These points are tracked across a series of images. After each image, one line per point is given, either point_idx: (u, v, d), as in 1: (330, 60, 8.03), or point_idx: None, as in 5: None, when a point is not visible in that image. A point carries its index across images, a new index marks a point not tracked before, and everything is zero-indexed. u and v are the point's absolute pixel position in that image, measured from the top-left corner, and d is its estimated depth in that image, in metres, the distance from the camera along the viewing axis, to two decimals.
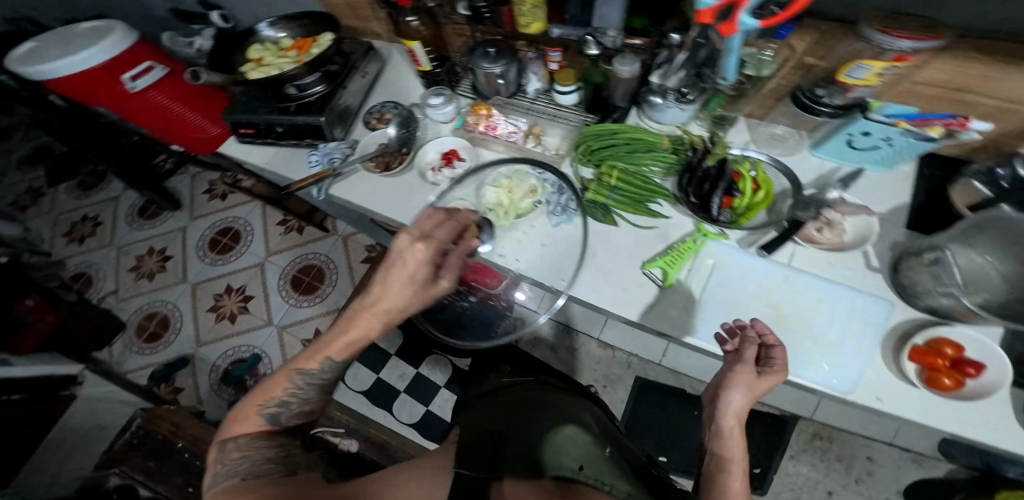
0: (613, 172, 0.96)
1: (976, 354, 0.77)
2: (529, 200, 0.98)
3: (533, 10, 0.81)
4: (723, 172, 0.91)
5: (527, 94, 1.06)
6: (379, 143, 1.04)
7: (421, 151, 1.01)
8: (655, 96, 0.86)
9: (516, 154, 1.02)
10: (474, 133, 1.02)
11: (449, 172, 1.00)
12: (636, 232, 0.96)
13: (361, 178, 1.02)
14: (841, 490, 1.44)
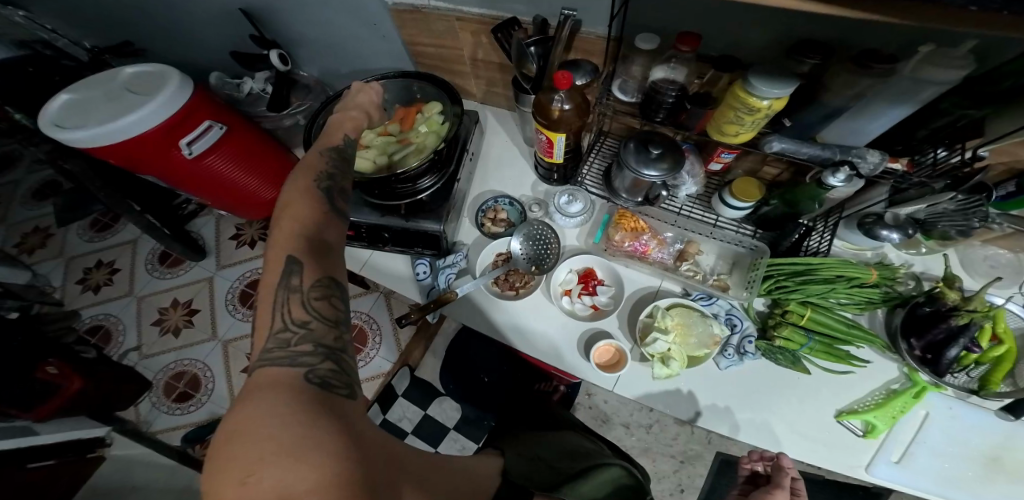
0: (805, 312, 0.73)
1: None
2: (705, 348, 0.74)
3: (757, 120, 0.55)
4: (962, 324, 0.64)
5: (676, 197, 0.81)
6: (497, 253, 0.83)
7: (555, 270, 0.81)
8: (893, 231, 0.69)
9: (666, 277, 0.80)
10: (619, 253, 0.81)
11: (587, 299, 0.81)
12: (837, 382, 0.73)
13: (481, 302, 0.80)
14: None
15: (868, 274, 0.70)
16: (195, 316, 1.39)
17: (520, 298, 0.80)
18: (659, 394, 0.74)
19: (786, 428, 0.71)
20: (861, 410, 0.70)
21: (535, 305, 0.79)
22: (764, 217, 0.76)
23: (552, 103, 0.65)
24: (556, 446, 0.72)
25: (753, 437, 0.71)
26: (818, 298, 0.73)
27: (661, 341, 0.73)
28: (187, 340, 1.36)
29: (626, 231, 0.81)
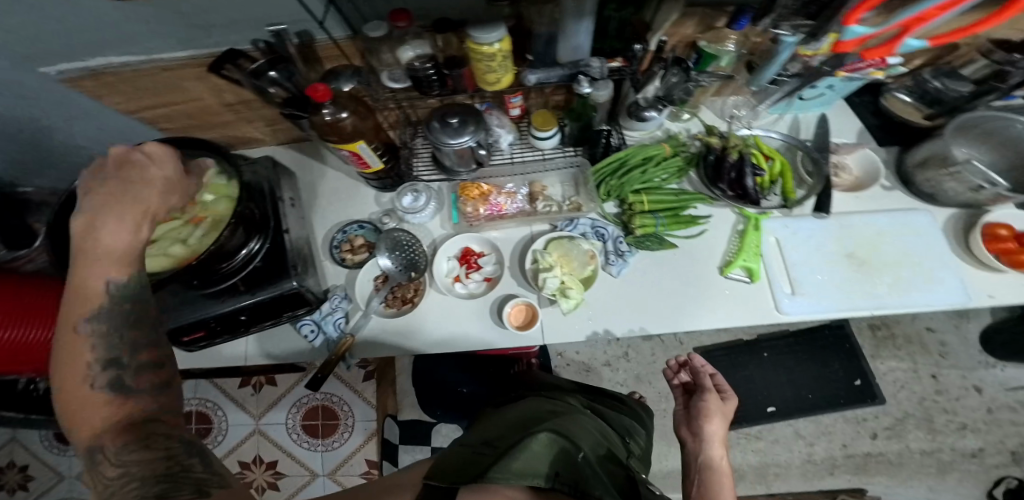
0: (645, 198, 0.82)
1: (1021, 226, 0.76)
2: (590, 267, 0.80)
3: (505, 61, 0.61)
4: (744, 159, 0.80)
5: (503, 149, 0.88)
6: (373, 279, 0.82)
7: (436, 264, 0.83)
8: (651, 111, 0.79)
9: (535, 222, 0.85)
10: (480, 223, 0.86)
11: (478, 276, 0.84)
12: (704, 246, 0.82)
13: (381, 326, 0.81)
14: (939, 369, 1.49)
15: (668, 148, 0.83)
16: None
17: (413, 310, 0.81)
18: (574, 327, 0.79)
19: (686, 306, 0.79)
20: (730, 260, 0.79)
21: (435, 306, 0.82)
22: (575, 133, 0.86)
23: (329, 118, 0.61)
24: (512, 425, 0.73)
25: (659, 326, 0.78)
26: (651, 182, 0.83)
27: (557, 281, 0.77)
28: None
29: (475, 201, 0.86)
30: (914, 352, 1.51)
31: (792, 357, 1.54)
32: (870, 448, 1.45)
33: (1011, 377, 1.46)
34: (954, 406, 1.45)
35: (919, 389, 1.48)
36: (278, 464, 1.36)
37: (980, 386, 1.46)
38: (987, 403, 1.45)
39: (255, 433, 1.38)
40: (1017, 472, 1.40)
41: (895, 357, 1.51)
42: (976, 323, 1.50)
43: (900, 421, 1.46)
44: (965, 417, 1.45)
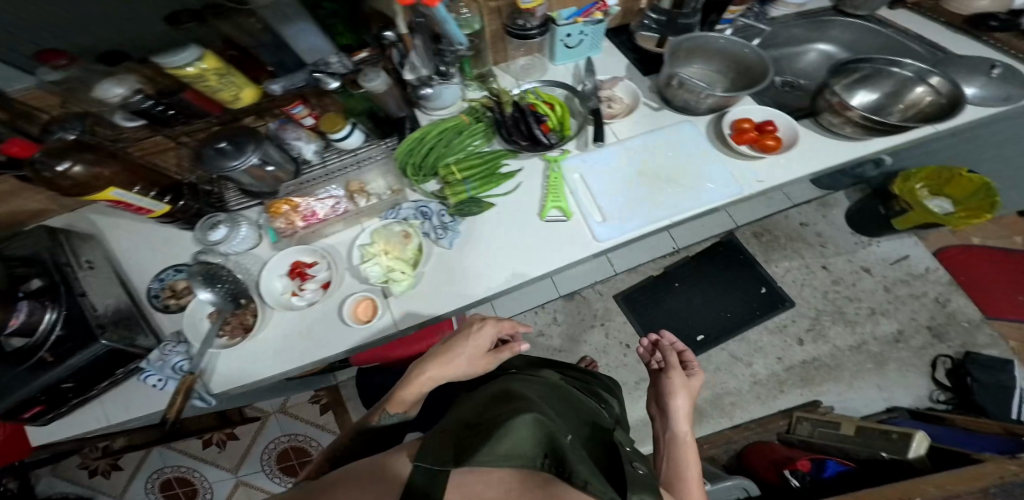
0: (453, 168, 0.91)
1: (759, 117, 0.95)
2: (412, 245, 0.86)
3: (223, 79, 0.70)
4: (524, 110, 0.93)
5: (311, 160, 0.92)
6: (205, 315, 0.85)
7: (266, 284, 0.86)
8: (428, 88, 0.90)
9: (363, 218, 0.90)
10: (304, 234, 0.89)
11: (315, 284, 0.87)
12: (515, 202, 0.92)
13: (234, 355, 0.83)
14: (827, 259, 1.60)
15: (461, 118, 0.95)
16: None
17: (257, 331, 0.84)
18: (417, 304, 0.86)
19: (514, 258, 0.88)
20: (546, 205, 0.90)
21: (281, 323, 0.85)
22: (370, 125, 0.93)
23: (59, 170, 0.65)
24: (479, 405, 0.62)
25: (489, 282, 0.86)
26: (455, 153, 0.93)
27: (377, 266, 0.84)
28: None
29: (286, 217, 0.88)
30: (800, 250, 1.62)
31: (701, 283, 1.63)
32: (803, 354, 1.51)
33: (887, 250, 1.60)
34: (855, 293, 1.56)
35: (818, 283, 1.58)
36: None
37: (867, 267, 1.58)
38: (881, 283, 1.56)
39: (239, 485, 1.56)
40: (946, 350, 1.49)
41: (786, 257, 1.61)
42: (838, 209, 1.66)
43: (815, 320, 1.54)
44: (870, 301, 1.55)
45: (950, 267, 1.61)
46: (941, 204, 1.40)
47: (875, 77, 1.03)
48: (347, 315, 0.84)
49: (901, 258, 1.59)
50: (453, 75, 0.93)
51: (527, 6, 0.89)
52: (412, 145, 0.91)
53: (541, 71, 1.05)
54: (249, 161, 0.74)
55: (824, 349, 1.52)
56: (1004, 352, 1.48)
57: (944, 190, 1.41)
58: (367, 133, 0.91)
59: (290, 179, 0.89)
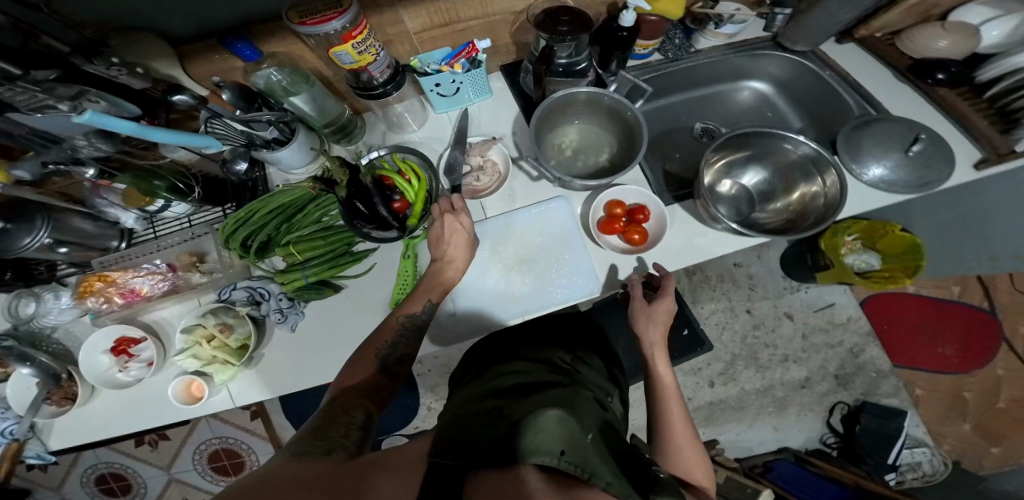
0: (291, 248, 0.86)
1: (633, 200, 0.89)
2: (239, 333, 0.83)
3: None
4: (372, 186, 0.85)
5: (138, 228, 0.88)
6: (32, 384, 0.82)
7: (88, 363, 0.81)
8: (239, 162, 0.85)
9: (198, 293, 0.87)
10: (124, 311, 0.85)
11: (139, 362, 0.83)
12: (360, 290, 0.90)
13: (62, 423, 0.82)
14: (753, 302, 1.55)
15: (302, 191, 0.85)
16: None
17: (84, 401, 0.83)
18: (251, 386, 0.85)
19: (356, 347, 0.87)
20: (394, 294, 0.88)
21: (110, 398, 0.83)
22: (191, 195, 0.83)
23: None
24: (511, 386, 0.59)
25: (327, 372, 0.86)
26: (290, 232, 0.86)
27: (191, 357, 0.82)
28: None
29: (102, 295, 0.85)
30: (728, 292, 1.56)
31: None
32: (711, 397, 1.51)
33: (815, 296, 1.54)
34: (773, 339, 1.53)
35: (739, 326, 1.54)
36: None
37: (790, 312, 1.54)
38: (800, 329, 1.53)
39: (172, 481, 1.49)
40: (846, 397, 1.49)
41: (712, 299, 1.55)
42: (774, 250, 1.56)
43: (729, 364, 1.53)
44: (785, 348, 1.53)
45: (874, 315, 1.54)
46: (867, 259, 1.31)
47: (766, 156, 0.93)
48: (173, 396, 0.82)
49: (825, 305, 1.54)
50: (295, 138, 0.79)
51: (351, 67, 0.74)
52: (235, 227, 0.84)
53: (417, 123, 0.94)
54: (43, 238, 0.77)
55: (733, 392, 1.51)
56: (902, 402, 1.49)
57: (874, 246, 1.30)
58: (191, 206, 0.86)
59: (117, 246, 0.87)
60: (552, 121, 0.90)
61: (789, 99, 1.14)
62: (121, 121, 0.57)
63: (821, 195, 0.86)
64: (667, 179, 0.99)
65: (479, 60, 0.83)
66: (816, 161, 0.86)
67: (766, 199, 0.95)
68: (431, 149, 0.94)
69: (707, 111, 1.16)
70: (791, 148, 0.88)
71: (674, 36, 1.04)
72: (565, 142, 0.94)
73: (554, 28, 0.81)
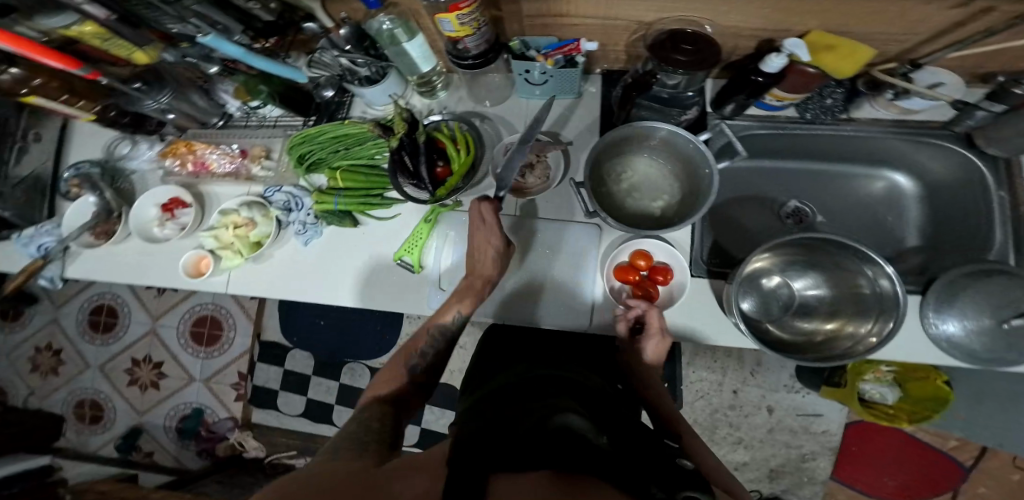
0: (336, 173, 0.91)
1: (661, 258, 0.81)
2: (259, 231, 0.91)
3: (107, 41, 0.70)
4: (417, 145, 0.86)
5: (236, 114, 0.98)
6: (86, 213, 0.95)
7: (138, 210, 0.92)
8: (327, 89, 0.94)
9: (251, 183, 0.95)
10: (191, 177, 0.96)
11: (176, 223, 0.93)
12: (377, 234, 0.94)
13: (90, 254, 0.94)
14: (743, 386, 1.43)
15: (366, 128, 0.90)
16: (62, 353, 1.73)
17: (120, 239, 0.93)
18: (249, 278, 0.93)
19: (355, 283, 0.92)
20: (400, 249, 0.91)
21: (138, 246, 0.94)
22: (287, 105, 0.91)
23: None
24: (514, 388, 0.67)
25: (324, 294, 0.92)
26: (342, 159, 0.92)
27: (213, 237, 0.90)
28: (68, 375, 1.72)
29: (182, 159, 0.96)
30: (726, 365, 1.45)
31: None
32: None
33: (808, 403, 1.40)
34: (738, 422, 1.43)
35: (716, 400, 1.46)
36: (164, 365, 1.71)
37: (772, 407, 1.42)
38: (771, 423, 1.42)
39: (151, 332, 1.72)
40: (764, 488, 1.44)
41: (707, 368, 1.46)
42: None
43: None
44: (745, 433, 1.44)
45: (851, 436, 1.40)
46: (883, 393, 1.18)
47: (830, 269, 0.69)
48: (184, 266, 0.91)
49: (812, 415, 1.41)
50: (384, 80, 0.85)
51: (449, 34, 0.73)
52: (300, 143, 0.91)
53: (497, 99, 0.96)
54: (161, 103, 0.86)
55: None
56: None
57: (901, 384, 1.16)
58: (281, 109, 0.94)
59: (215, 124, 0.98)
60: (620, 149, 0.80)
61: (925, 212, 0.84)
62: (230, 44, 0.69)
63: (853, 338, 0.65)
64: (715, 250, 0.85)
65: (573, 60, 0.80)
66: (881, 300, 0.62)
67: (801, 314, 0.73)
68: (497, 132, 0.96)
69: (820, 193, 0.89)
70: (869, 277, 0.64)
71: (827, 93, 0.79)
72: (626, 175, 0.83)
73: (668, 55, 0.69)
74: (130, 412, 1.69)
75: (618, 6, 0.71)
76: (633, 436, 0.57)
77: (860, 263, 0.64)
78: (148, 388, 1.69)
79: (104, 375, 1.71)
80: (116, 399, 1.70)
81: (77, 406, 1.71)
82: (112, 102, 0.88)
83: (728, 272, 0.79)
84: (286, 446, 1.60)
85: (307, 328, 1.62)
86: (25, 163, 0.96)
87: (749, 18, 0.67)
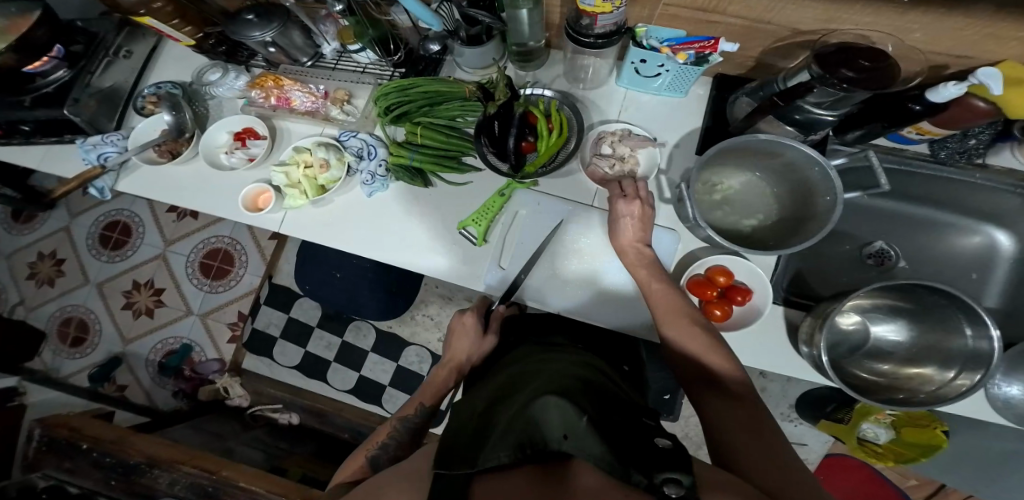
0: (416, 129, 0.87)
1: (742, 276, 0.78)
2: (328, 174, 0.86)
3: None
4: (513, 116, 0.83)
5: (328, 57, 0.97)
6: (156, 131, 0.93)
7: (209, 134, 0.91)
8: (433, 43, 0.89)
9: (327, 124, 0.93)
10: (269, 110, 0.93)
11: (245, 153, 0.90)
12: (444, 199, 0.89)
13: (148, 170, 0.92)
14: None
15: (458, 89, 0.86)
16: (64, 264, 1.70)
17: (183, 161, 0.91)
18: (306, 221, 0.89)
19: (412, 245, 0.88)
20: (466, 218, 0.87)
21: (200, 169, 0.91)
22: (385, 54, 0.90)
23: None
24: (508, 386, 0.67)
25: (376, 252, 0.88)
26: (426, 116, 0.88)
27: (283, 173, 0.85)
28: (64, 287, 1.68)
29: (267, 92, 0.92)
30: None
31: None
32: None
33: (797, 434, 1.26)
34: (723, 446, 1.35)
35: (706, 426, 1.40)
36: (164, 292, 1.67)
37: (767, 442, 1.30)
38: None
39: (161, 256, 1.69)
40: None
41: None
42: None
43: None
44: None
45: (823, 469, 1.29)
46: (876, 432, 1.08)
47: (922, 318, 0.66)
48: (243, 197, 0.87)
49: (795, 443, 1.27)
50: (484, 45, 0.83)
51: (585, 8, 0.71)
52: (389, 92, 0.87)
53: (596, 83, 0.92)
54: (266, 38, 0.85)
55: None
56: None
57: (898, 427, 1.05)
58: (374, 57, 0.93)
59: (302, 63, 0.96)
60: (725, 157, 0.76)
61: (1014, 276, 0.83)
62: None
63: (934, 385, 0.62)
64: (794, 280, 0.81)
65: (702, 61, 0.76)
66: (969, 358, 0.59)
67: (875, 357, 0.71)
68: (588, 118, 0.92)
69: (909, 238, 0.87)
70: (966, 334, 0.60)
71: (972, 134, 0.76)
72: (721, 186, 0.80)
73: (836, 68, 0.66)
74: (114, 338, 1.64)
75: (773, 11, 0.69)
76: (627, 414, 0.55)
77: (959, 316, 0.59)
78: (142, 315, 1.65)
79: (101, 295, 1.68)
80: (106, 321, 1.66)
81: (61, 324, 1.66)
82: (214, 30, 0.92)
83: (809, 304, 0.77)
84: (269, 399, 1.53)
85: (319, 279, 1.45)
86: (108, 74, 0.91)
87: (926, 37, 0.66)
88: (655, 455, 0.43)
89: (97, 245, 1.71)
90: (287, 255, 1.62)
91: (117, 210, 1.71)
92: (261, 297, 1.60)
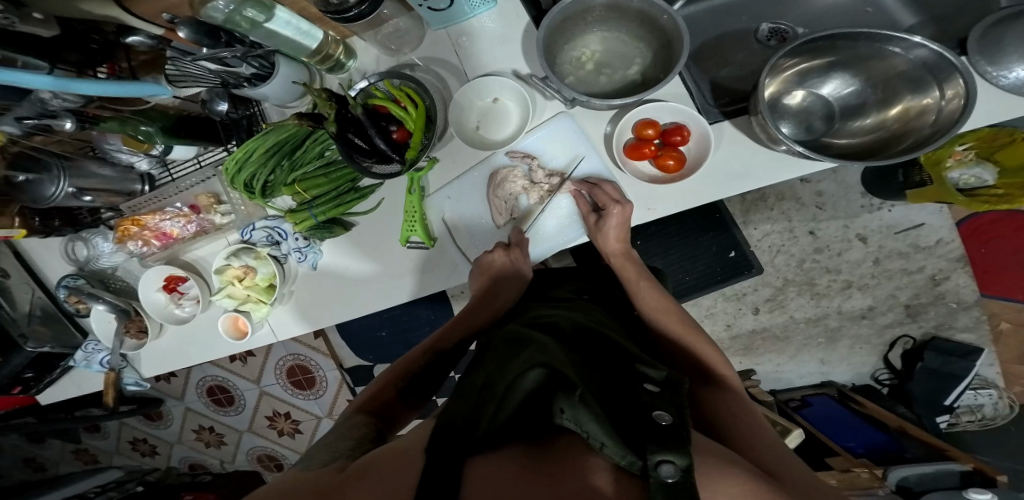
0: (297, 187, 0.83)
1: (668, 118, 0.76)
2: (264, 274, 0.88)
3: None
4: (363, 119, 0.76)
5: (158, 172, 0.92)
6: (106, 320, 0.95)
7: (148, 300, 0.92)
8: (219, 102, 0.81)
9: (225, 233, 0.92)
10: (166, 251, 0.93)
11: (189, 298, 0.92)
12: (366, 229, 0.89)
13: (151, 350, 0.99)
14: (818, 222, 1.23)
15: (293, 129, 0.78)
16: (216, 429, 1.99)
17: (157, 334, 0.97)
18: (285, 318, 0.93)
19: (382, 282, 0.89)
20: (404, 231, 0.86)
21: (189, 327, 0.96)
22: (201, 142, 0.86)
23: None
24: (495, 347, 0.62)
25: (354, 307, 0.91)
26: (296, 171, 0.82)
27: (228, 296, 0.90)
28: (233, 441, 2.00)
29: (139, 238, 0.91)
30: (789, 210, 1.23)
31: (665, 244, 1.17)
32: (754, 325, 1.30)
33: (902, 217, 1.19)
34: (837, 264, 1.23)
35: (797, 249, 1.24)
36: (292, 412, 1.89)
37: (864, 235, 1.22)
38: (873, 254, 1.22)
39: (263, 392, 1.88)
40: (913, 331, 1.24)
41: (768, 220, 1.24)
42: None
43: (780, 291, 1.27)
44: (850, 274, 1.24)
45: (971, 239, 1.18)
46: (977, 174, 0.87)
47: (858, 62, 0.69)
48: (225, 331, 0.92)
49: (914, 227, 1.19)
50: (278, 63, 0.75)
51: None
52: (242, 174, 0.81)
53: (417, 40, 0.83)
54: (66, 188, 0.79)
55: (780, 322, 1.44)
56: (979, 338, 1.21)
57: (991, 155, 0.87)
58: (194, 146, 0.86)
59: (144, 190, 0.91)
60: (567, 29, 0.73)
61: None
62: (33, 75, 0.54)
63: (934, 111, 0.64)
64: (716, 91, 0.76)
65: None
66: (931, 69, 0.63)
67: (850, 117, 0.73)
68: (438, 77, 0.84)
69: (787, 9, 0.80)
70: (900, 53, 0.64)
71: None
72: (585, 56, 0.76)
73: None
74: (296, 454, 1.96)
75: None
76: (615, 384, 0.50)
77: (884, 45, 0.64)
78: (295, 433, 1.93)
79: (257, 434, 1.97)
80: (279, 447, 1.97)
81: (259, 460, 2.02)
82: (18, 208, 0.84)
83: (746, 105, 0.73)
84: None
85: (372, 343, 1.57)
86: (18, 298, 0.96)
87: None
88: (655, 434, 0.38)
89: (213, 405, 1.94)
90: (337, 340, 1.73)
91: (204, 377, 1.90)
92: (351, 382, 1.76)
